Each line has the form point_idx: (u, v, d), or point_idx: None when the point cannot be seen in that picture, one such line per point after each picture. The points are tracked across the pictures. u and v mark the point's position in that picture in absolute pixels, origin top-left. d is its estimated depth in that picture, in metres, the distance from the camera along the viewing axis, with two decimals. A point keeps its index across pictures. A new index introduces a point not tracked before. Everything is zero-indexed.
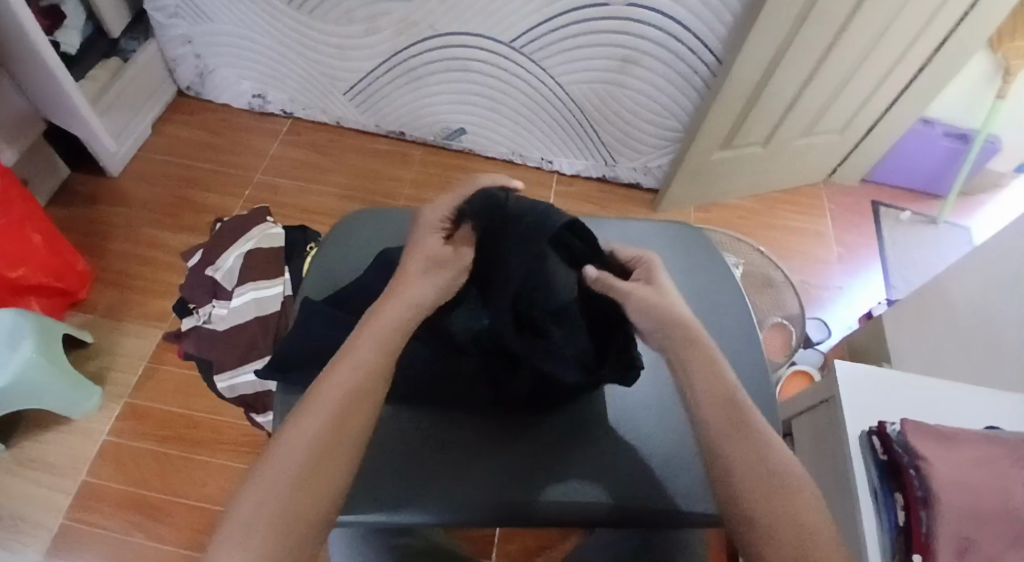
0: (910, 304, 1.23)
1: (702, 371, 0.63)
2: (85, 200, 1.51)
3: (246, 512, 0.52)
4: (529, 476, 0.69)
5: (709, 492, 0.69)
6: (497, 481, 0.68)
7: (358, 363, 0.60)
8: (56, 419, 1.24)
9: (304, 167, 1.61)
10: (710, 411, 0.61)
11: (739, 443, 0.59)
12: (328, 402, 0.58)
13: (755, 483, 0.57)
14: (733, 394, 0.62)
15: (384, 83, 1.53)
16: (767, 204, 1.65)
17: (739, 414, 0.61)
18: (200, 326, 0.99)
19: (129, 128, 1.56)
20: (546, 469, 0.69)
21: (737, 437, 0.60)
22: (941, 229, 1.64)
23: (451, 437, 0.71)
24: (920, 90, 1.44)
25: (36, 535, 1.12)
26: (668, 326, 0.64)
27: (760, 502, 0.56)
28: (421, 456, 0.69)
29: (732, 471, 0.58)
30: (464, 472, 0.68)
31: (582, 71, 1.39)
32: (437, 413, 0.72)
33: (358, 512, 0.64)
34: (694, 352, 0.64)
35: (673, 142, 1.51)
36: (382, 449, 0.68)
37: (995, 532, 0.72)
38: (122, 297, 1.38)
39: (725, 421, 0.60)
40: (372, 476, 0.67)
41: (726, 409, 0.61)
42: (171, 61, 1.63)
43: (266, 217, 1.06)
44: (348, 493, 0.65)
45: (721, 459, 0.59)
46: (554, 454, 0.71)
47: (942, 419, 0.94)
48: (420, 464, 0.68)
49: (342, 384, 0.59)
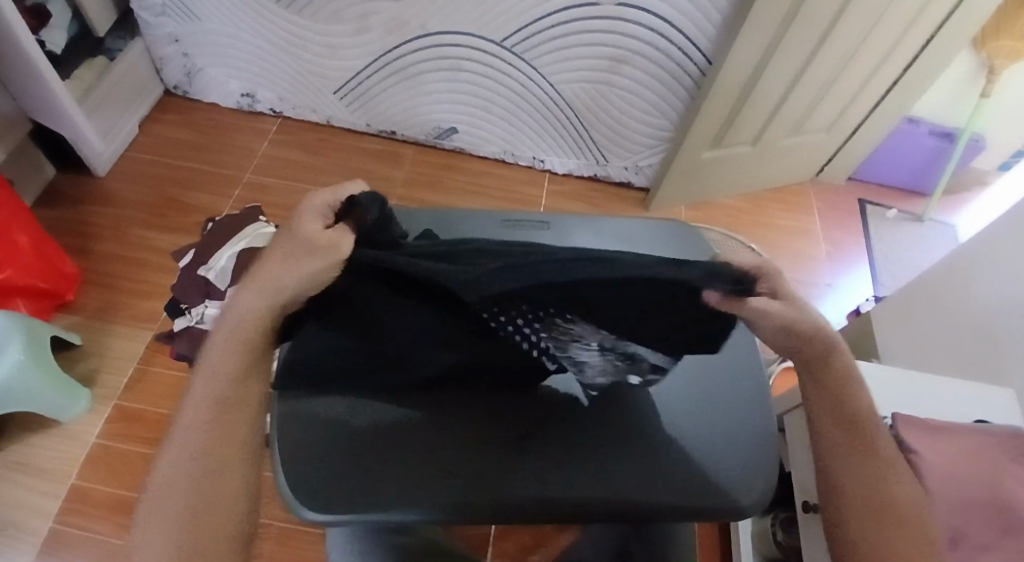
0: (897, 299, 1.25)
1: (836, 389, 0.61)
2: (71, 201, 1.49)
3: (144, 530, 0.56)
4: (506, 470, 0.68)
5: (696, 483, 0.68)
6: (478, 476, 0.67)
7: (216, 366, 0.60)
8: (44, 422, 1.22)
9: (294, 167, 1.60)
10: (834, 432, 0.62)
11: (860, 466, 0.61)
12: (198, 397, 0.60)
13: (866, 507, 0.60)
14: (861, 414, 0.61)
15: (375, 82, 1.53)
16: (756, 202, 1.66)
17: (865, 436, 0.61)
18: (193, 327, 0.98)
19: (116, 128, 1.55)
20: (521, 462, 0.68)
21: (859, 459, 0.61)
22: (926, 226, 1.67)
23: (429, 432, 0.69)
24: (906, 89, 1.46)
25: (25, 540, 1.11)
26: (816, 334, 0.58)
27: (872, 524, 0.59)
28: (401, 449, 0.67)
29: (847, 493, 0.60)
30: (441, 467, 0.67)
31: (573, 70, 1.40)
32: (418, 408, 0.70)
33: (338, 511, 0.63)
34: (830, 367, 0.61)
35: (664, 141, 1.52)
36: (370, 445, 0.67)
37: (983, 523, 0.74)
38: (110, 299, 1.37)
39: (848, 443, 0.61)
40: (355, 474, 0.66)
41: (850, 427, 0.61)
42: (158, 60, 1.61)
43: (259, 216, 1.05)
44: (326, 491, 0.64)
45: (840, 480, 0.61)
46: (528, 447, 0.69)
47: (932, 413, 0.95)
48: (400, 460, 0.67)
49: (206, 389, 0.60)
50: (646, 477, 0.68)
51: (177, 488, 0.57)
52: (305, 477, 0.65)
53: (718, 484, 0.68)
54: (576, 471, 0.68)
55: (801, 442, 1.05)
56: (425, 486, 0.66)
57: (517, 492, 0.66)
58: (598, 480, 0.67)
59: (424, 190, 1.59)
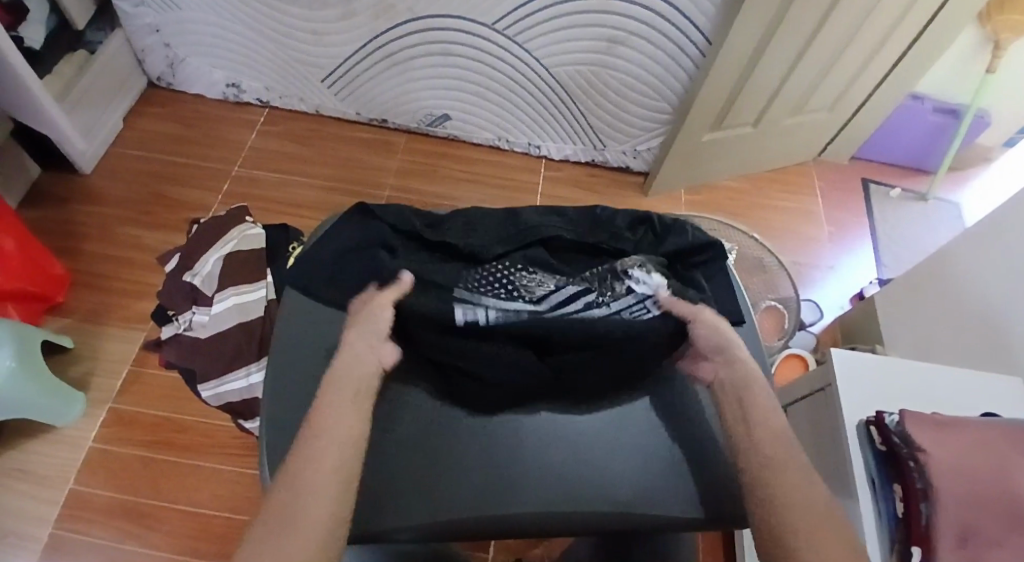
0: (903, 283, 1.22)
1: (757, 412, 0.62)
2: (58, 200, 1.46)
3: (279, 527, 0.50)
4: (512, 485, 0.66)
5: (710, 493, 0.65)
6: (481, 488, 0.66)
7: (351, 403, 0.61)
8: (40, 429, 1.21)
9: (283, 158, 1.56)
10: (762, 439, 0.59)
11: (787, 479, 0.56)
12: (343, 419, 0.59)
13: (805, 517, 0.53)
14: (783, 429, 0.60)
15: (362, 69, 1.48)
16: (757, 184, 1.63)
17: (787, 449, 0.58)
18: (181, 335, 0.96)
19: (98, 123, 1.51)
20: (521, 478, 0.66)
21: (784, 470, 0.57)
22: (931, 205, 1.64)
23: (431, 447, 0.68)
24: (911, 65, 1.42)
25: (27, 548, 1.10)
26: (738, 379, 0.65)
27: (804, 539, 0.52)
28: (402, 465, 0.66)
29: (777, 509, 0.54)
30: (445, 482, 0.66)
31: (567, 52, 1.35)
32: (417, 424, 0.69)
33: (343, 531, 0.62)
34: (750, 393, 0.63)
35: (663, 124, 1.48)
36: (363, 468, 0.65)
37: (994, 516, 0.72)
38: (101, 300, 1.34)
39: (772, 450, 0.58)
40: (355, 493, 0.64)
41: (774, 447, 0.58)
42: (139, 51, 1.56)
43: (245, 217, 1.02)
44: None
45: (767, 492, 0.56)
46: (528, 457, 0.68)
47: (936, 405, 0.94)
48: (405, 474, 0.66)
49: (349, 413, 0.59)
50: (650, 483, 0.66)
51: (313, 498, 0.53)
52: None
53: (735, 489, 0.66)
54: (576, 480, 0.67)
55: (807, 433, 1.04)
56: (422, 497, 0.65)
57: (517, 504, 0.65)
58: (600, 487, 0.66)
59: (416, 180, 1.56)
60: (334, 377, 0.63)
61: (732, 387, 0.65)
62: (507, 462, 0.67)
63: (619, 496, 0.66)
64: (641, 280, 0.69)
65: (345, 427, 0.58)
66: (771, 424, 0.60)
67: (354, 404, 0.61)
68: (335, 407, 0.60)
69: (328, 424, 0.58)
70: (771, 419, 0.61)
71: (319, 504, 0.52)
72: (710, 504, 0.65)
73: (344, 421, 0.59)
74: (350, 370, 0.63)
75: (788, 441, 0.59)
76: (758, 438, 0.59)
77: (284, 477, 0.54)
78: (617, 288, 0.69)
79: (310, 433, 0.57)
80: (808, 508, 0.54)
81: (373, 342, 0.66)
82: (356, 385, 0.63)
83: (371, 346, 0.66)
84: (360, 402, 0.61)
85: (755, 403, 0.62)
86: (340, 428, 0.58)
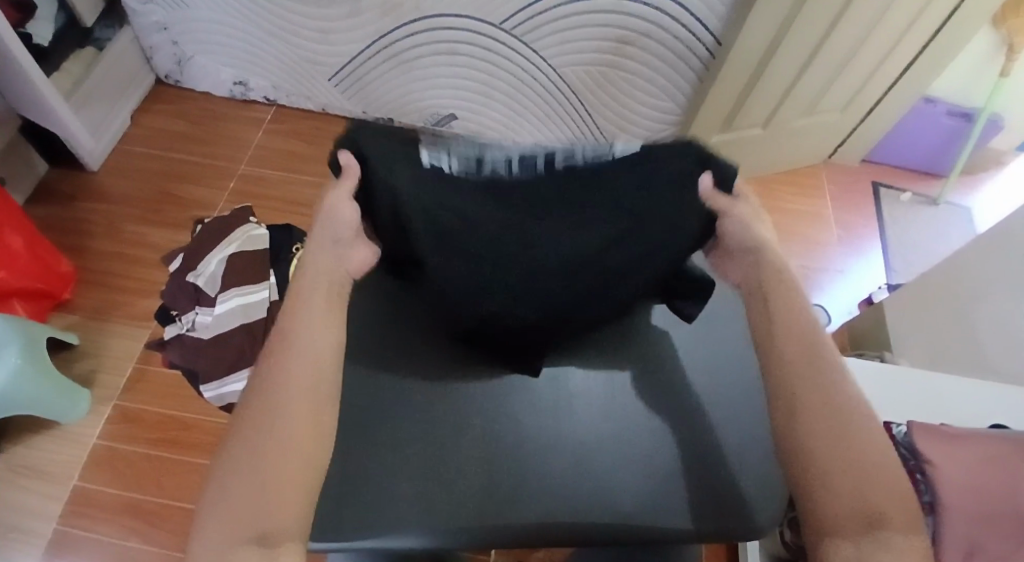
0: (913, 289, 1.20)
1: (786, 307, 0.64)
2: (66, 196, 1.47)
3: (251, 477, 0.53)
4: (513, 495, 0.64)
5: (717, 506, 0.64)
6: (480, 493, 0.64)
7: (311, 329, 0.61)
8: (45, 424, 1.22)
9: (290, 157, 1.56)
10: (788, 345, 0.62)
11: (811, 385, 0.59)
12: (307, 349, 0.60)
13: (828, 442, 0.56)
14: (816, 335, 0.62)
15: (369, 69, 1.48)
16: (765, 186, 1.62)
17: (817, 358, 0.61)
18: (183, 335, 0.96)
19: (106, 121, 1.51)
20: (519, 484, 0.65)
21: (806, 371, 0.60)
22: (942, 209, 1.62)
23: (431, 456, 0.66)
24: (924, 66, 1.40)
25: (31, 543, 1.11)
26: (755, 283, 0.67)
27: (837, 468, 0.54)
28: (399, 472, 0.65)
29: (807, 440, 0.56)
30: (443, 488, 0.64)
31: (575, 52, 1.34)
32: (415, 429, 0.67)
33: (343, 537, 0.61)
34: (782, 289, 0.65)
35: (671, 125, 1.47)
36: (361, 478, 0.64)
37: (1004, 533, 0.70)
38: (107, 297, 1.35)
39: (798, 352, 0.61)
40: (352, 504, 0.63)
41: (798, 349, 0.61)
42: (147, 48, 1.57)
43: (250, 217, 1.02)
44: (318, 517, 0.62)
45: (795, 400, 0.58)
46: (527, 461, 0.66)
47: (943, 416, 0.93)
48: (402, 481, 0.64)
49: (309, 344, 0.60)
50: (656, 496, 0.65)
51: (279, 448, 0.55)
52: None
53: (741, 503, 0.65)
54: (582, 490, 0.65)
55: None
56: (424, 505, 0.63)
57: (521, 512, 0.64)
58: (606, 496, 0.65)
59: None
60: (300, 280, 0.65)
61: (761, 289, 0.66)
62: (509, 469, 0.66)
63: (625, 508, 0.64)
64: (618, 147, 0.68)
65: (312, 339, 0.61)
66: (803, 329, 0.62)
67: (320, 309, 0.63)
68: (300, 318, 0.62)
69: (295, 340, 0.61)
70: (807, 316, 0.63)
71: (294, 426, 0.56)
72: (717, 518, 0.64)
73: (314, 356, 0.60)
74: (314, 275, 0.65)
75: (819, 349, 0.61)
76: (782, 341, 0.62)
77: (257, 392, 0.58)
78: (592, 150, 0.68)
79: (280, 349, 0.60)
80: (828, 433, 0.56)
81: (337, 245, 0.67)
82: (325, 290, 0.64)
83: (332, 254, 0.66)
84: (327, 306, 0.63)
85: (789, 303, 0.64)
86: (306, 343, 0.61)
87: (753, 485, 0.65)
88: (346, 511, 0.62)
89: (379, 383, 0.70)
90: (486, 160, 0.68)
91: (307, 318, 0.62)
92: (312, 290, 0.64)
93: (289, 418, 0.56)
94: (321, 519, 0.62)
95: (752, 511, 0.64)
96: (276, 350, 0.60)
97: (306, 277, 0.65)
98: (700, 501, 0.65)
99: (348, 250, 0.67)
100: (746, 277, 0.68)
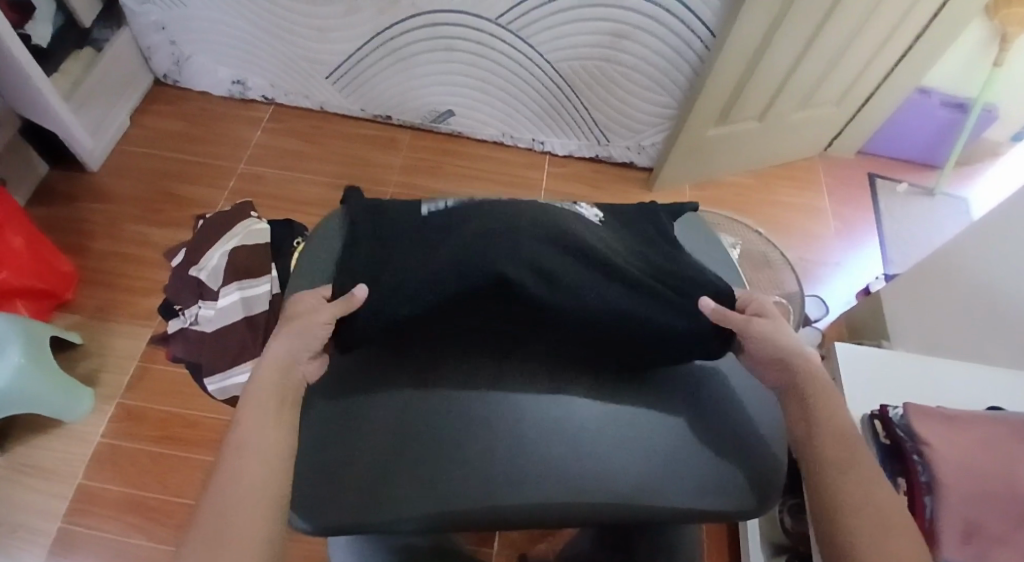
0: (910, 277, 1.20)
1: (822, 406, 0.61)
2: (66, 196, 1.47)
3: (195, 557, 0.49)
4: (513, 478, 0.63)
5: (721, 483, 0.64)
6: (480, 474, 0.63)
7: (259, 422, 0.58)
8: (48, 423, 1.22)
9: (288, 155, 1.57)
10: (827, 443, 0.59)
11: (849, 476, 0.56)
12: (253, 441, 0.57)
13: (865, 521, 0.53)
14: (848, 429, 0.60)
15: (366, 65, 1.49)
16: (763, 179, 1.63)
17: (853, 452, 0.58)
18: (188, 329, 0.98)
19: (105, 122, 1.52)
20: (515, 463, 0.64)
21: (848, 470, 0.57)
22: (939, 201, 1.63)
23: (431, 439, 0.65)
24: (919, 57, 1.41)
25: (35, 540, 1.11)
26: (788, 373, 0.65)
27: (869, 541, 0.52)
28: (400, 454, 0.64)
29: (838, 514, 0.54)
30: (443, 470, 0.64)
31: (571, 46, 1.35)
32: (417, 415, 0.67)
33: (349, 520, 0.61)
34: (814, 386, 0.63)
35: (667, 119, 1.48)
36: (364, 459, 0.64)
37: (1001, 513, 0.71)
38: (110, 297, 1.35)
39: (838, 453, 0.58)
40: (357, 484, 0.63)
41: (839, 447, 0.58)
42: (146, 49, 1.58)
43: (251, 212, 1.02)
44: (324, 500, 0.62)
45: (832, 488, 0.56)
46: (529, 444, 0.65)
47: (941, 400, 0.94)
48: (402, 464, 0.64)
49: (256, 435, 0.57)
50: (655, 473, 0.65)
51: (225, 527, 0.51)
52: (315, 496, 0.63)
53: (749, 480, 0.64)
54: (582, 469, 0.64)
55: None
56: (423, 486, 0.63)
57: (523, 494, 0.63)
58: (607, 474, 0.64)
59: (418, 176, 1.56)
60: (249, 390, 0.61)
61: (794, 391, 0.64)
62: (507, 449, 0.65)
63: (627, 487, 0.63)
64: (585, 209, 0.77)
65: (265, 444, 0.57)
66: (838, 422, 0.60)
67: (269, 417, 0.59)
68: (253, 417, 0.59)
69: (250, 445, 0.57)
70: (838, 415, 0.61)
71: (248, 533, 0.51)
72: (723, 494, 0.64)
73: (267, 444, 0.57)
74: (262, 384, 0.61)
75: (853, 444, 0.58)
76: (822, 439, 0.59)
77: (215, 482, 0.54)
78: (566, 209, 0.74)
79: (234, 457, 0.55)
80: (872, 518, 0.53)
81: (290, 360, 0.65)
82: (275, 396, 0.62)
83: (289, 360, 0.65)
84: (279, 417, 0.60)
85: (812, 395, 0.62)
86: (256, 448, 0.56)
87: (762, 465, 0.66)
88: (351, 493, 0.63)
89: (376, 382, 0.69)
90: (479, 224, 0.72)
91: (257, 413, 0.59)
92: (263, 388, 0.62)
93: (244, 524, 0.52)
94: (321, 506, 0.62)
95: (758, 484, 0.64)
96: (226, 458, 0.56)
97: (255, 387, 0.61)
98: (706, 479, 0.65)
99: (306, 360, 0.67)
100: (773, 379, 0.67)
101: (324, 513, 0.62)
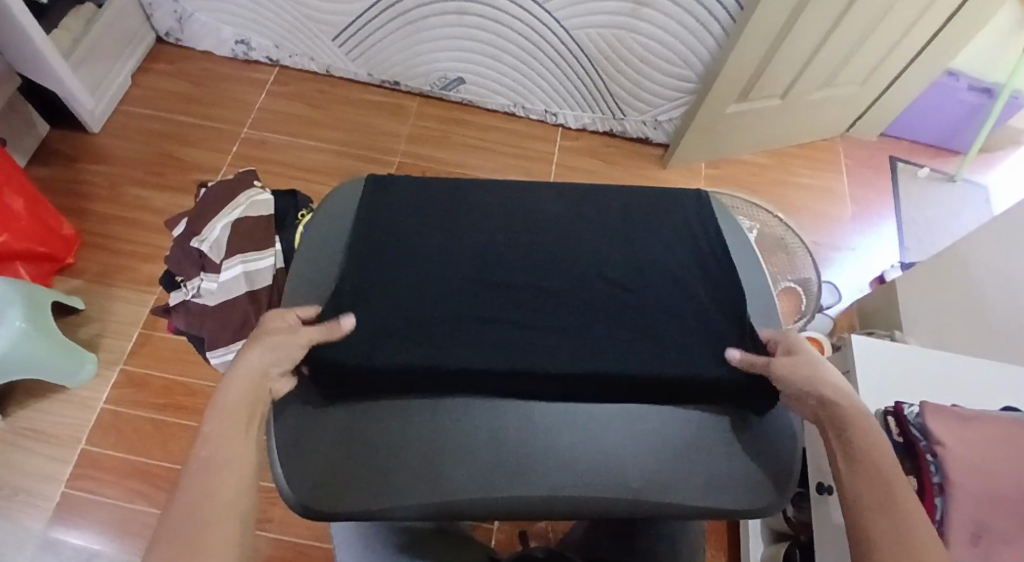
0: (928, 267, 1.17)
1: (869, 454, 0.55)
2: (66, 157, 1.44)
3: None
4: (506, 464, 0.58)
5: (738, 482, 0.59)
6: (474, 458, 0.58)
7: (213, 443, 0.53)
8: (50, 388, 1.22)
9: (293, 120, 1.53)
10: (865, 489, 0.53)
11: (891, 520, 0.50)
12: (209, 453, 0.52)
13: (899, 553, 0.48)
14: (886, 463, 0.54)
15: (374, 28, 1.44)
16: (780, 159, 1.58)
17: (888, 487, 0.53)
18: (189, 301, 0.96)
19: (105, 81, 1.48)
20: (505, 458, 0.58)
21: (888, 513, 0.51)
22: (958, 187, 1.59)
23: (410, 421, 0.60)
24: (950, 39, 1.36)
25: (38, 505, 1.11)
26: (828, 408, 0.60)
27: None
28: (379, 429, 0.60)
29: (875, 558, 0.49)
30: (433, 458, 0.58)
31: (589, 14, 1.30)
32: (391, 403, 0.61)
33: (326, 504, 0.56)
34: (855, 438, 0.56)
35: (686, 93, 1.43)
36: (346, 437, 0.59)
37: (1013, 517, 0.70)
38: (111, 262, 1.34)
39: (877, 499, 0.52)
40: (335, 467, 0.58)
41: (873, 491, 0.53)
42: (148, 6, 1.53)
43: (254, 182, 0.99)
44: (303, 481, 0.57)
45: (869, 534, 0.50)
46: (515, 433, 0.60)
47: (955, 397, 0.92)
48: (384, 452, 0.58)
49: (215, 449, 0.53)
50: (664, 464, 0.59)
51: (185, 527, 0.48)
52: (301, 472, 0.58)
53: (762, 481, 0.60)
54: (585, 460, 0.59)
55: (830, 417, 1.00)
56: (426, 470, 0.57)
57: (524, 485, 0.57)
58: (604, 465, 0.58)
59: (429, 146, 1.52)
60: (218, 402, 0.56)
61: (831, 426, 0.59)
62: (500, 443, 0.59)
63: (633, 481, 0.57)
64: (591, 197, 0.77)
65: (229, 463, 0.53)
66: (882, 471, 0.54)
67: (237, 426, 0.55)
68: (217, 431, 0.54)
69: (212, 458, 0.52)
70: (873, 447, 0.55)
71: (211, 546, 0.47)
72: (739, 493, 0.58)
73: (222, 464, 0.52)
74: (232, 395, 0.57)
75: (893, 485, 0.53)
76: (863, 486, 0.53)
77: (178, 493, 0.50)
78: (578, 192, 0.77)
79: (198, 475, 0.51)
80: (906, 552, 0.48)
81: (263, 372, 0.60)
82: (245, 408, 0.57)
83: (261, 371, 0.60)
84: (247, 435, 0.55)
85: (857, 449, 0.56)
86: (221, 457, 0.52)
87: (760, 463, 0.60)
88: (330, 473, 0.58)
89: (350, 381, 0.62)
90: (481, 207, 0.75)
91: (219, 425, 0.55)
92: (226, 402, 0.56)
93: (223, 515, 0.49)
94: (308, 483, 0.57)
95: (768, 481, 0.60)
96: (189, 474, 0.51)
97: (222, 396, 0.57)
98: (720, 476, 0.59)
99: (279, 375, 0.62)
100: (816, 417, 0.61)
101: (310, 491, 0.57)
